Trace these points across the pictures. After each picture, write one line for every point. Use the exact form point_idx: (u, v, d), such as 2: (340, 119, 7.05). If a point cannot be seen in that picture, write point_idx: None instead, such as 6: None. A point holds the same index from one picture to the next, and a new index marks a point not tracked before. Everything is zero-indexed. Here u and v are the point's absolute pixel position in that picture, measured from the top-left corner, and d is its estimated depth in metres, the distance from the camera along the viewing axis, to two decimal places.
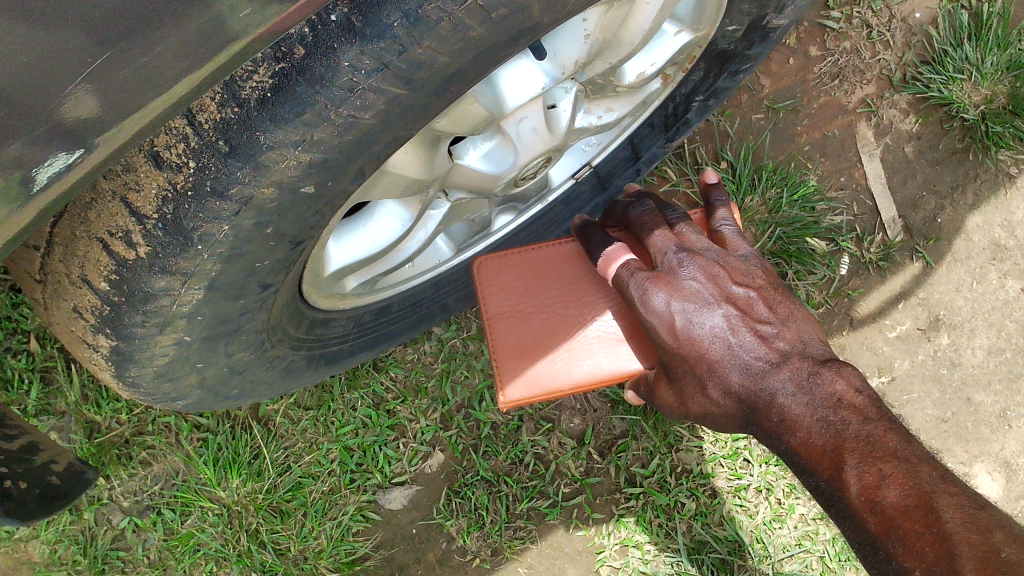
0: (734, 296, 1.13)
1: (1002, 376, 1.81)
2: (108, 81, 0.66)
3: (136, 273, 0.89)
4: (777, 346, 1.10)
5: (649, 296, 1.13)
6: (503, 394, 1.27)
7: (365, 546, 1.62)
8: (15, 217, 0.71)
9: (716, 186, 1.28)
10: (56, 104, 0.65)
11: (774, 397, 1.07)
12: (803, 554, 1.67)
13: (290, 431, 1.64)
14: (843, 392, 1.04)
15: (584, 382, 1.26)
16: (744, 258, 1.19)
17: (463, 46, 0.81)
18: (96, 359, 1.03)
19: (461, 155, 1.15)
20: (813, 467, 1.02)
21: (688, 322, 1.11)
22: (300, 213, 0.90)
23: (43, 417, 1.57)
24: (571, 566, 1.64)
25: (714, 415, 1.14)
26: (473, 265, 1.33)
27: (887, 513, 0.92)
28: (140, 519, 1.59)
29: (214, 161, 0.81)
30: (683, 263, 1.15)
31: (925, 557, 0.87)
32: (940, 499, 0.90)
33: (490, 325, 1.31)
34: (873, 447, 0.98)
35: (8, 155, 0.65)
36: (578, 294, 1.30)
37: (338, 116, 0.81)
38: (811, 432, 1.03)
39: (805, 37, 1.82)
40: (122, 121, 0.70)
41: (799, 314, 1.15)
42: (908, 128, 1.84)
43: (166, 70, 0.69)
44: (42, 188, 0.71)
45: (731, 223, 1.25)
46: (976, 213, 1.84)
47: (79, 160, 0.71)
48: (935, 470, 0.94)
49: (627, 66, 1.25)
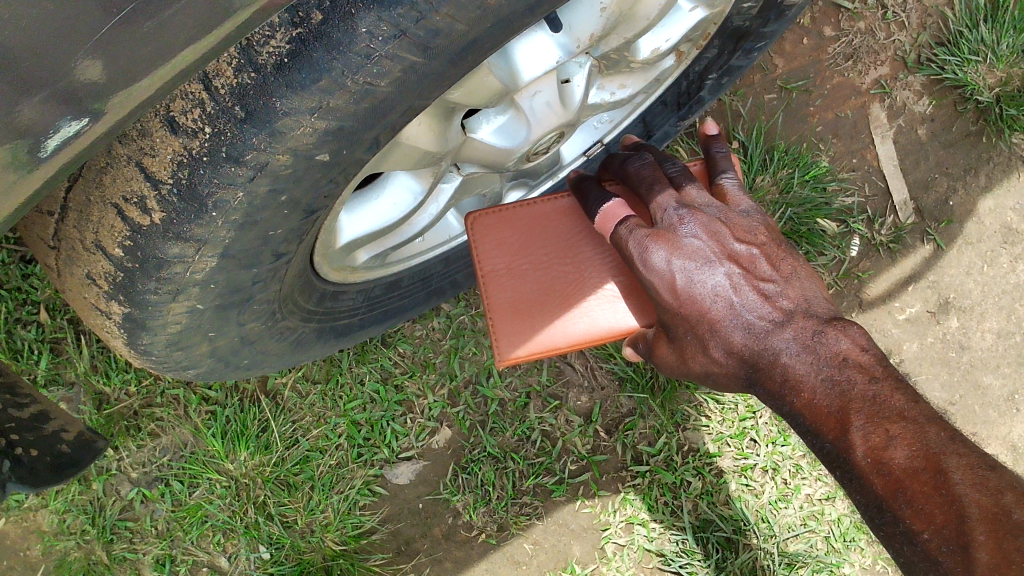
0: (736, 254, 1.13)
1: (1010, 360, 1.80)
2: (116, 48, 0.66)
3: (150, 240, 0.89)
4: (780, 305, 1.10)
5: (649, 254, 1.12)
6: (502, 352, 1.29)
7: (373, 519, 1.63)
8: (21, 183, 0.71)
9: (715, 138, 1.26)
10: (66, 68, 0.64)
11: (777, 356, 1.07)
12: (808, 533, 1.68)
13: (299, 404, 1.64)
14: (849, 351, 1.05)
15: (581, 340, 1.27)
16: (746, 214, 1.19)
17: (481, 14, 0.80)
18: (108, 326, 1.03)
19: (473, 129, 1.15)
20: (818, 428, 1.03)
21: (689, 281, 1.11)
22: (314, 181, 0.89)
23: (52, 388, 1.58)
24: (576, 542, 1.65)
25: (715, 374, 1.14)
26: (466, 220, 1.31)
27: (894, 474, 0.95)
28: (148, 490, 1.60)
29: (229, 126, 0.81)
30: (684, 219, 1.14)
31: (934, 520, 0.92)
32: (949, 460, 0.94)
33: (485, 283, 1.31)
34: (880, 406, 1.00)
35: (17, 123, 0.65)
36: (574, 250, 1.29)
37: (355, 83, 0.80)
38: (816, 393, 1.04)
39: (819, 16, 1.80)
40: (130, 88, 0.69)
41: (802, 272, 1.15)
42: (921, 110, 1.83)
43: (176, 35, 0.68)
44: (50, 154, 0.70)
45: (732, 176, 1.25)
46: (988, 196, 1.83)
47: (86, 129, 0.70)
48: (943, 430, 0.97)
49: (642, 41, 1.23)
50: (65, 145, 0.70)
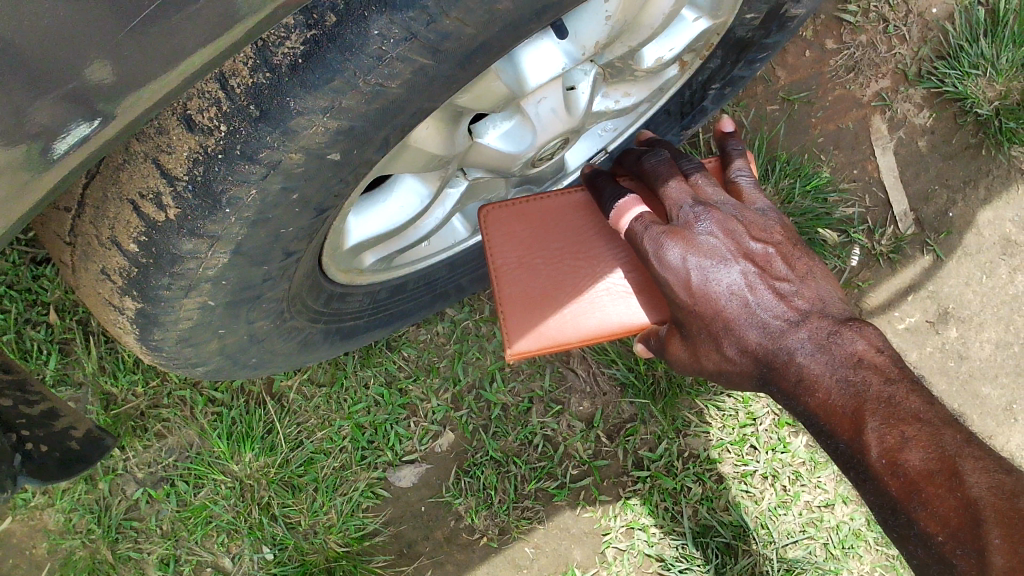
0: (752, 253, 1.15)
1: (1008, 370, 1.82)
2: (125, 52, 0.68)
3: (165, 236, 0.91)
4: (796, 304, 1.12)
5: (664, 250, 1.14)
6: (512, 346, 1.31)
7: (375, 521, 1.64)
8: (35, 183, 0.73)
9: (731, 135, 1.29)
10: (76, 71, 0.66)
11: (792, 356, 1.09)
12: (807, 540, 1.68)
13: (304, 407, 1.66)
14: (864, 352, 1.06)
15: (591, 335, 1.29)
16: (761, 213, 1.21)
17: (490, 18, 0.83)
18: (121, 321, 1.05)
19: (481, 134, 1.17)
20: (832, 428, 1.05)
21: (705, 279, 1.13)
22: (326, 180, 0.92)
23: (61, 387, 1.60)
24: (577, 547, 1.66)
25: (728, 373, 1.16)
26: (480, 213, 1.33)
27: (909, 476, 0.96)
28: (154, 490, 1.62)
29: (244, 125, 0.83)
30: (700, 217, 1.17)
31: (948, 522, 0.92)
32: (964, 462, 0.95)
33: (497, 277, 1.33)
34: (895, 408, 1.01)
35: (30, 124, 0.67)
36: (586, 246, 1.32)
37: (366, 84, 0.82)
38: (831, 392, 1.05)
39: (821, 29, 1.83)
40: (140, 90, 0.72)
41: (818, 272, 1.17)
42: (921, 122, 1.85)
43: (186, 41, 0.70)
44: (60, 156, 0.72)
45: (747, 173, 1.28)
46: (988, 208, 1.85)
47: (97, 131, 0.73)
48: (959, 433, 0.98)
49: (646, 50, 1.26)
50: (75, 147, 0.72)
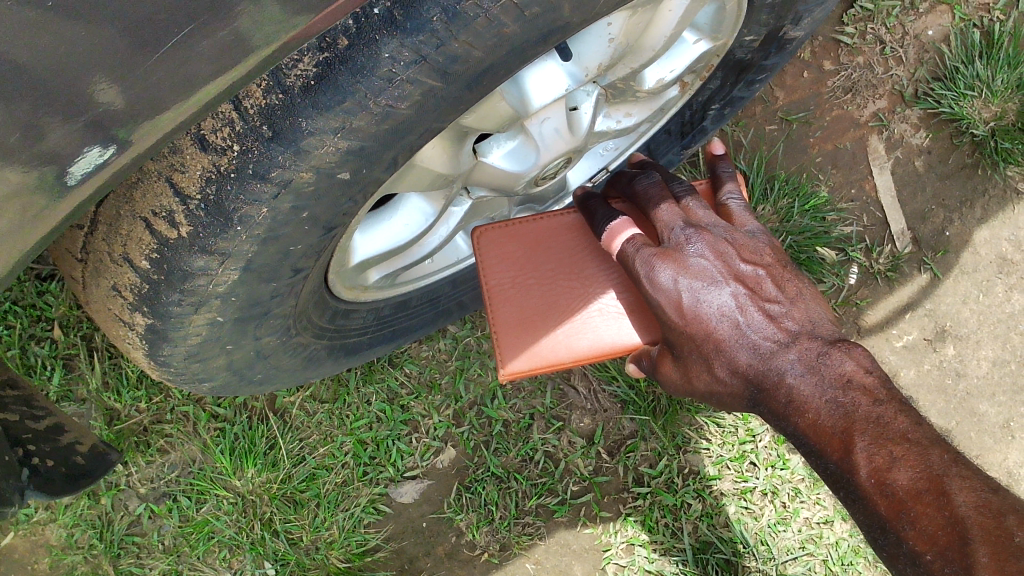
0: (743, 274, 1.17)
1: (1006, 388, 1.83)
2: (141, 81, 0.70)
3: (177, 253, 0.93)
4: (785, 326, 1.14)
5: (655, 273, 1.17)
6: (504, 366, 1.32)
7: (376, 537, 1.64)
8: (53, 207, 0.75)
9: (721, 158, 1.32)
10: (92, 99, 0.68)
11: (782, 377, 1.10)
12: (806, 556, 1.69)
13: (306, 423, 1.67)
14: (853, 373, 1.07)
15: (584, 355, 1.31)
16: (751, 235, 1.23)
17: (498, 42, 0.85)
18: (131, 337, 1.07)
19: (485, 153, 1.19)
20: (822, 448, 1.05)
21: (696, 300, 1.14)
22: (335, 199, 0.93)
23: (63, 403, 1.60)
24: (578, 563, 1.66)
25: (720, 393, 1.17)
26: (474, 234, 1.35)
27: (897, 495, 0.97)
28: (156, 506, 1.62)
29: (257, 144, 0.85)
30: (691, 239, 1.19)
31: (937, 540, 0.93)
32: (951, 482, 0.96)
33: (491, 298, 1.35)
34: (883, 428, 1.02)
35: (47, 148, 0.69)
36: (579, 267, 1.34)
37: (377, 105, 0.84)
38: (820, 413, 1.06)
39: (819, 51, 1.86)
40: (156, 117, 0.74)
41: (808, 293, 1.18)
42: (918, 142, 1.88)
43: (200, 69, 0.72)
44: (77, 181, 0.74)
45: (738, 196, 1.30)
46: (984, 227, 1.87)
47: (112, 157, 0.75)
48: (946, 453, 1.00)
49: (648, 72, 1.29)
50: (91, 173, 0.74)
